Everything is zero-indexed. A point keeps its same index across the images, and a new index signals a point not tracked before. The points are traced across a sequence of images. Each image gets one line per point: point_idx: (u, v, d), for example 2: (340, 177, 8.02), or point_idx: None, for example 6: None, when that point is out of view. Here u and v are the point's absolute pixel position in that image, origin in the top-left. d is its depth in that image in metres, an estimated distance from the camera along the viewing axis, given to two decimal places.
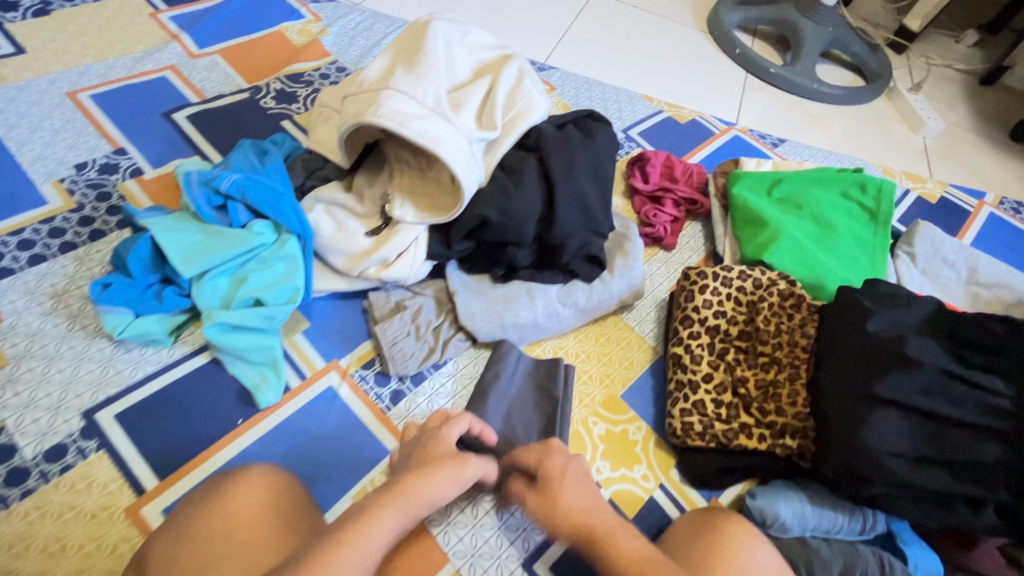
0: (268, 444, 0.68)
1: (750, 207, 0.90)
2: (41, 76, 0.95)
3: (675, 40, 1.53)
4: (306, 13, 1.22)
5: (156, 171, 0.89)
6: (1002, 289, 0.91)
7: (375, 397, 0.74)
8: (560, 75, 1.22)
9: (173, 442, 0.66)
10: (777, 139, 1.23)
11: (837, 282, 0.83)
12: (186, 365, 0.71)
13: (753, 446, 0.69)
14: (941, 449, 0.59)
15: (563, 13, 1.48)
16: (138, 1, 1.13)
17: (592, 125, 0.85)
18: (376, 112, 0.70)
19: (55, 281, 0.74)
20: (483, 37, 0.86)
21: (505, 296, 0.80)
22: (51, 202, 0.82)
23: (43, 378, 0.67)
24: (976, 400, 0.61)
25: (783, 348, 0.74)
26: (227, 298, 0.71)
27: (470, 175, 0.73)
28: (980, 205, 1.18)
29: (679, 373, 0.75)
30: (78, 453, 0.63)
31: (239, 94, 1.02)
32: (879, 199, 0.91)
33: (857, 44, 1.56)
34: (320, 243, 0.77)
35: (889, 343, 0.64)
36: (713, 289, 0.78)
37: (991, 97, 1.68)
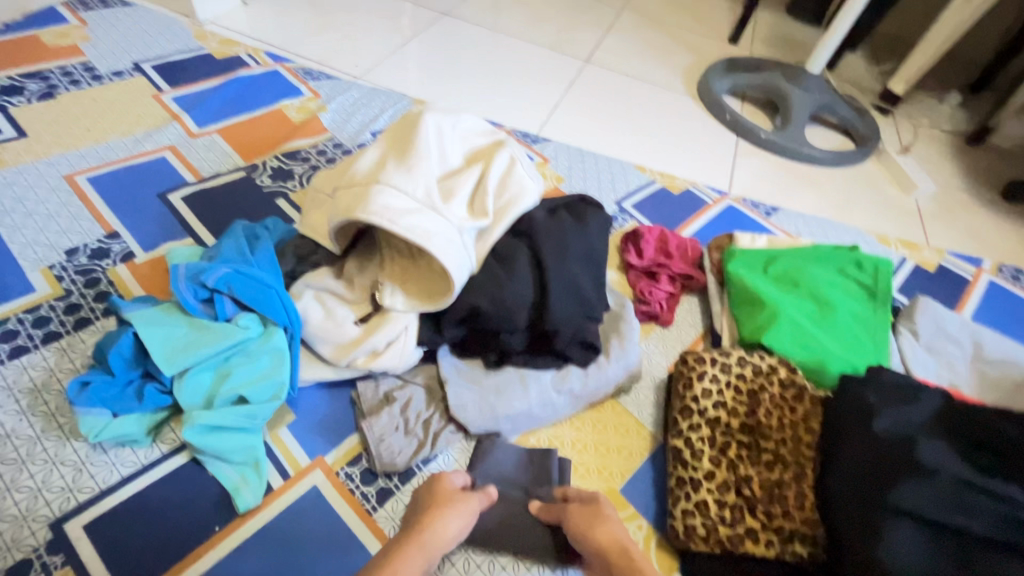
0: (246, 555, 0.64)
1: (748, 285, 0.89)
2: (41, 160, 0.97)
3: (666, 107, 1.57)
4: (305, 90, 1.25)
5: (148, 254, 0.88)
6: (1009, 366, 0.88)
7: (360, 497, 0.70)
8: (553, 147, 1.24)
9: (143, 555, 0.62)
10: (770, 207, 1.24)
11: (840, 366, 0.81)
12: (163, 466, 0.68)
13: (760, 552, 0.65)
14: (963, 568, 0.56)
15: (556, 84, 1.53)
16: (143, 83, 1.16)
17: (585, 209, 0.86)
18: (366, 209, 0.71)
19: (35, 375, 0.72)
20: (476, 122, 0.87)
21: (497, 384, 0.77)
22: (39, 289, 0.81)
23: (13, 484, 0.64)
24: (996, 511, 0.57)
25: (786, 444, 0.71)
26: (209, 394, 0.69)
27: (461, 267, 0.72)
28: (979, 273, 1.17)
29: (679, 468, 0.71)
30: (42, 571, 0.59)
31: (235, 173, 1.03)
32: (876, 276, 0.92)
33: (844, 109, 1.60)
34: (308, 332, 0.76)
35: (897, 446, 0.62)
36: (712, 376, 0.76)
37: (979, 156, 1.70)
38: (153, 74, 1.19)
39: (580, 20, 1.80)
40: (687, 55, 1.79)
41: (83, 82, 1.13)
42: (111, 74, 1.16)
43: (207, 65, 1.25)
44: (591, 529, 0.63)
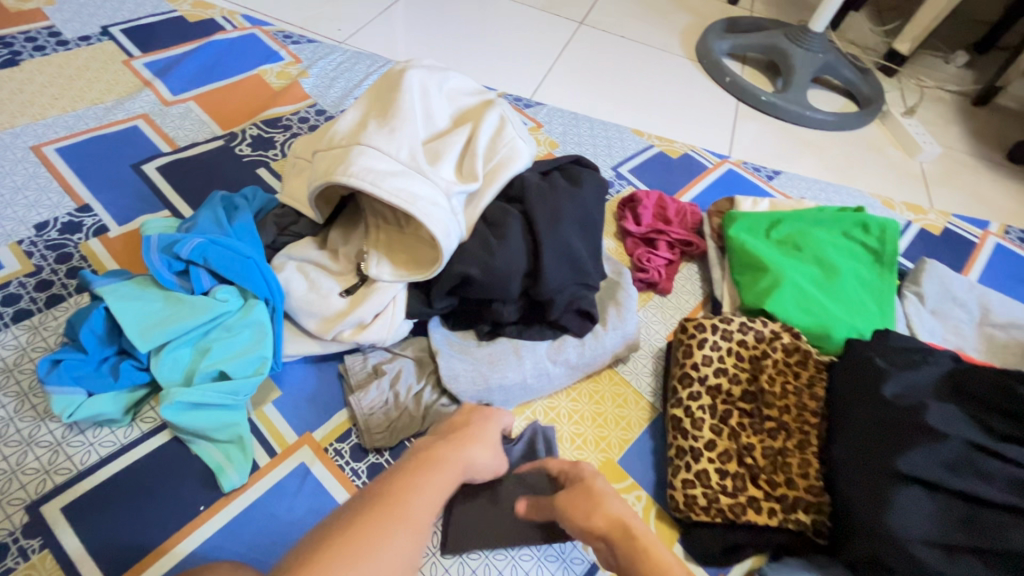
0: (234, 534, 0.62)
1: (749, 250, 0.86)
2: (5, 130, 0.92)
3: (664, 70, 1.51)
4: (285, 55, 1.19)
5: (122, 228, 0.84)
6: (1017, 329, 0.86)
7: (351, 473, 0.68)
8: (546, 111, 1.19)
9: (125, 538, 0.60)
10: (772, 171, 1.20)
11: (844, 331, 0.78)
12: (144, 446, 0.66)
13: (763, 522, 0.63)
14: (977, 536, 0.53)
15: (549, 46, 1.46)
16: (112, 48, 1.10)
17: (579, 173, 0.81)
18: (346, 171, 0.66)
19: (5, 354, 0.69)
20: (463, 82, 0.82)
21: (490, 356, 0.75)
22: (7, 265, 0.77)
23: None
24: (1008, 476, 0.56)
25: (790, 412, 0.69)
26: (189, 371, 0.66)
27: (449, 233, 0.68)
28: (985, 235, 1.14)
29: (679, 438, 0.69)
30: (19, 555, 0.57)
31: (213, 142, 0.98)
32: (883, 239, 0.88)
33: (849, 69, 1.54)
34: (291, 305, 0.72)
35: (907, 412, 0.59)
36: (713, 343, 0.73)
37: (985, 117, 1.66)
38: (122, 39, 1.12)
39: None
40: (685, 15, 1.71)
41: (49, 48, 1.06)
42: (77, 39, 1.10)
43: (181, 29, 1.18)
44: (588, 514, 0.55)
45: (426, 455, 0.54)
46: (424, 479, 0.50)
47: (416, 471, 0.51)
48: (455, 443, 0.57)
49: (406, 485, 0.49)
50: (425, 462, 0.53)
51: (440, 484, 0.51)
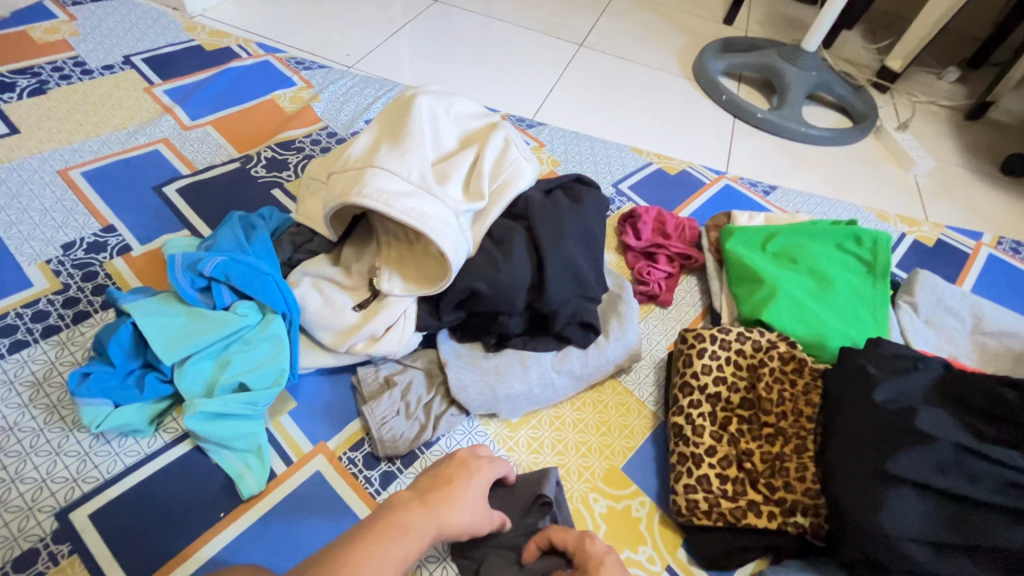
0: (252, 539, 0.64)
1: (746, 262, 0.89)
2: (34, 155, 0.97)
3: (661, 89, 1.56)
4: (298, 80, 1.24)
5: (144, 247, 0.88)
6: (1010, 337, 0.88)
7: (364, 480, 0.71)
8: (548, 131, 1.24)
9: (149, 544, 0.62)
10: (768, 186, 1.24)
11: (839, 340, 0.80)
12: (166, 455, 0.68)
13: (763, 525, 0.65)
14: (965, 535, 0.55)
15: (551, 69, 1.51)
16: (134, 77, 1.15)
17: (581, 191, 0.85)
18: (360, 192, 0.70)
19: (36, 368, 0.72)
20: (469, 106, 0.87)
21: (497, 366, 0.77)
22: (37, 283, 0.81)
23: (19, 475, 0.64)
24: (996, 476, 0.58)
25: (787, 418, 0.71)
26: (210, 383, 0.69)
27: (458, 249, 0.72)
28: (978, 246, 1.17)
29: (681, 445, 0.71)
30: (49, 559, 0.60)
31: (230, 164, 1.03)
32: (876, 251, 0.91)
33: (842, 87, 1.58)
34: (307, 319, 0.76)
35: (899, 416, 0.62)
36: (712, 352, 0.76)
37: (978, 131, 1.69)
38: (144, 68, 1.18)
39: (573, 3, 1.78)
40: (681, 36, 1.77)
41: (75, 78, 1.12)
42: (101, 68, 1.15)
43: (198, 57, 1.24)
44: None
45: (396, 520, 0.51)
46: (380, 551, 0.48)
47: (378, 541, 0.48)
48: (429, 508, 0.54)
49: (359, 561, 0.46)
50: (391, 527, 0.50)
51: (397, 556, 0.48)
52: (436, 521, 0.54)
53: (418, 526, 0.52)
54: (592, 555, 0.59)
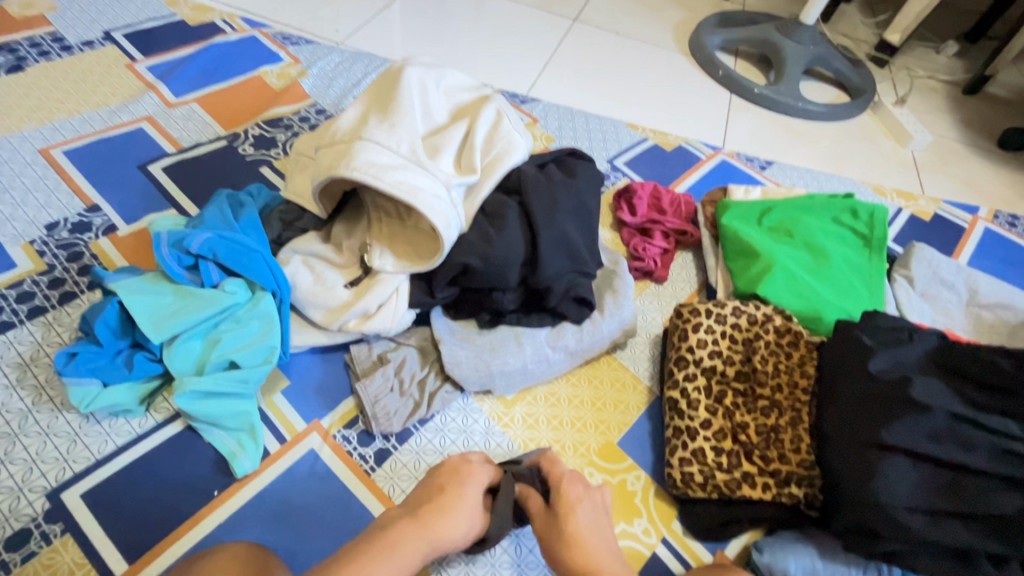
0: (247, 516, 0.64)
1: (741, 238, 0.88)
2: (14, 134, 0.94)
3: (657, 64, 1.53)
4: (284, 56, 1.21)
5: (130, 227, 0.86)
6: (1004, 310, 0.89)
7: (359, 458, 0.70)
8: (542, 107, 1.21)
9: (143, 524, 0.62)
10: (764, 161, 1.22)
11: (834, 313, 0.80)
12: (158, 435, 0.68)
13: (757, 496, 0.65)
14: (957, 501, 0.55)
15: (544, 44, 1.48)
16: (115, 53, 1.12)
17: (574, 164, 0.84)
18: (348, 165, 0.69)
19: (22, 350, 0.71)
20: (460, 78, 0.85)
21: (491, 343, 0.77)
22: (21, 264, 0.79)
23: (7, 457, 0.63)
24: (990, 444, 0.57)
25: (782, 390, 0.71)
26: (200, 362, 0.68)
27: (449, 224, 0.70)
28: (975, 220, 1.16)
29: (676, 419, 0.71)
30: (42, 539, 0.59)
31: (216, 142, 1.01)
32: (872, 224, 0.90)
33: (840, 61, 1.56)
34: (297, 297, 0.75)
35: (895, 385, 0.61)
36: (707, 327, 0.75)
37: (976, 105, 1.68)
38: (125, 43, 1.14)
39: None
40: (677, 10, 1.74)
41: (53, 53, 1.09)
42: (81, 44, 1.12)
43: (182, 32, 1.20)
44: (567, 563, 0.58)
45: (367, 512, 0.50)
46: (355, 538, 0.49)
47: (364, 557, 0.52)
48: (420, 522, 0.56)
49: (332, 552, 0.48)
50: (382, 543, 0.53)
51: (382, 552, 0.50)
52: (429, 534, 0.55)
53: (406, 540, 0.54)
54: (565, 502, 0.62)
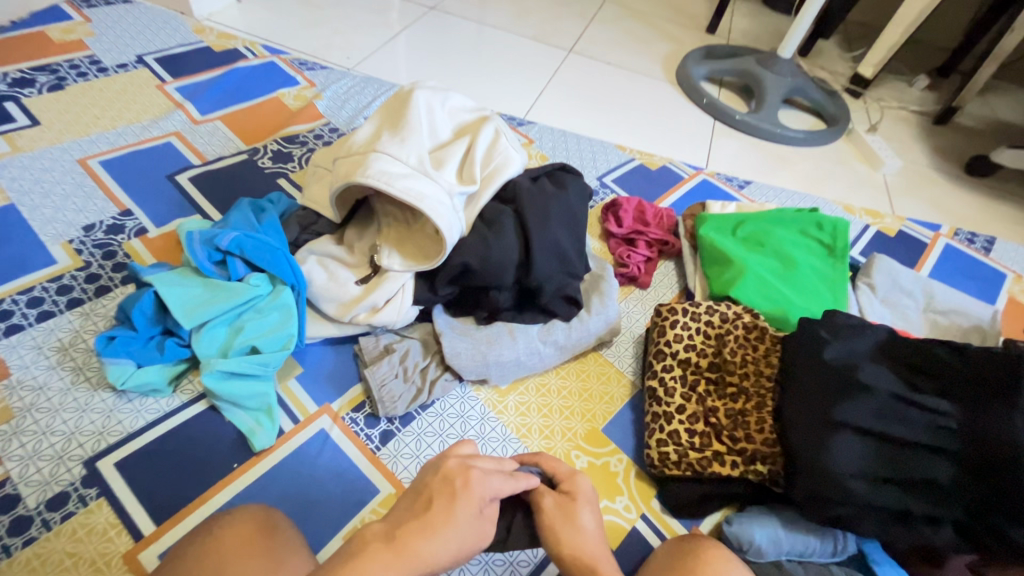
0: (264, 485, 0.71)
1: (716, 246, 0.97)
2: (54, 145, 1.03)
3: (646, 92, 1.65)
4: (301, 80, 1.32)
5: (160, 230, 0.95)
6: (958, 315, 0.97)
7: (365, 438, 0.77)
8: (537, 129, 1.32)
9: (170, 490, 0.68)
10: (743, 181, 1.32)
11: (799, 313, 0.88)
12: (184, 413, 0.75)
13: (726, 472, 0.72)
14: (896, 469, 0.63)
15: (540, 73, 1.60)
16: (146, 75, 1.22)
17: (565, 177, 0.93)
18: (364, 173, 0.78)
19: (62, 336, 0.79)
20: (463, 101, 0.94)
21: (488, 336, 0.84)
22: (60, 261, 0.87)
23: (48, 429, 0.70)
24: (927, 421, 0.65)
25: (749, 378, 0.78)
26: (224, 346, 0.76)
27: (451, 227, 0.79)
28: (937, 237, 1.26)
29: (655, 405, 0.79)
30: (79, 501, 0.66)
31: (238, 156, 1.10)
32: (835, 235, 0.99)
33: (815, 91, 1.68)
34: (313, 292, 0.82)
35: (844, 370, 0.69)
36: (683, 324, 0.83)
37: (946, 134, 1.79)
38: (156, 66, 1.25)
39: (563, 12, 1.88)
40: (665, 43, 1.87)
41: (90, 74, 1.19)
42: (116, 66, 1.22)
43: (207, 57, 1.31)
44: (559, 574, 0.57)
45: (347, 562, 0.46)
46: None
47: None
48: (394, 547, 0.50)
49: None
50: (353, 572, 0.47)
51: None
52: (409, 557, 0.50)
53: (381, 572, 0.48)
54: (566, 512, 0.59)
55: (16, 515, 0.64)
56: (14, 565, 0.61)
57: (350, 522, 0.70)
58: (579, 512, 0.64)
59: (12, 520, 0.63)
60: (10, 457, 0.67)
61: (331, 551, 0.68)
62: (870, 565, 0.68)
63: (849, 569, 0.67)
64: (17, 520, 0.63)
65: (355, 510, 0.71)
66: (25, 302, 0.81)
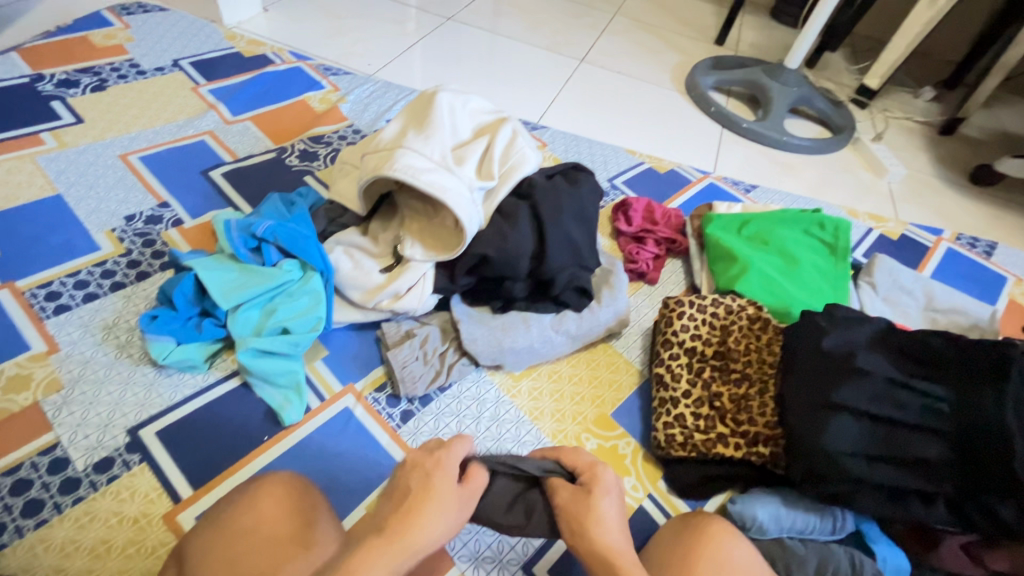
0: (292, 457, 0.76)
1: (722, 244, 1.01)
2: (97, 142, 1.10)
3: (655, 101, 1.70)
4: (326, 84, 1.39)
5: (195, 221, 1.00)
6: (958, 314, 1.00)
7: (387, 416, 0.82)
8: (550, 134, 1.37)
9: (206, 458, 0.73)
10: (749, 185, 1.37)
11: (801, 307, 0.92)
12: (219, 389, 0.80)
13: (729, 453, 0.76)
14: (891, 448, 0.67)
15: (553, 81, 1.66)
16: (181, 78, 1.29)
17: (578, 176, 0.98)
18: (391, 168, 0.83)
19: (106, 315, 0.84)
20: (482, 103, 1.00)
21: (503, 324, 0.89)
22: (104, 247, 0.93)
23: (95, 399, 0.75)
24: (920, 404, 0.69)
25: (752, 365, 0.82)
26: (258, 327, 0.81)
27: (471, 219, 0.84)
28: (938, 241, 1.29)
29: (662, 391, 0.83)
30: (123, 466, 0.71)
31: (268, 154, 1.16)
32: (837, 235, 1.03)
33: (821, 101, 1.72)
34: (340, 280, 0.87)
35: (843, 357, 0.72)
36: (690, 315, 0.87)
37: (951, 144, 1.82)
38: (190, 70, 1.32)
39: (575, 24, 1.94)
40: (674, 54, 1.93)
41: (130, 77, 1.26)
42: (153, 69, 1.29)
43: (238, 62, 1.38)
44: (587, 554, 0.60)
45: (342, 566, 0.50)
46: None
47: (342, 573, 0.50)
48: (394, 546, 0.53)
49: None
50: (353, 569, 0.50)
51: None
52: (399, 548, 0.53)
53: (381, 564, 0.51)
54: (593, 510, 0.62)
55: (65, 476, 0.69)
56: (65, 521, 0.66)
57: (373, 492, 0.75)
58: (597, 504, 0.63)
59: (62, 481, 0.68)
60: (61, 423, 0.73)
61: (355, 519, 0.72)
62: (867, 543, 0.71)
63: (848, 546, 0.70)
64: (66, 481, 0.68)
65: (377, 482, 0.75)
66: (72, 285, 0.87)
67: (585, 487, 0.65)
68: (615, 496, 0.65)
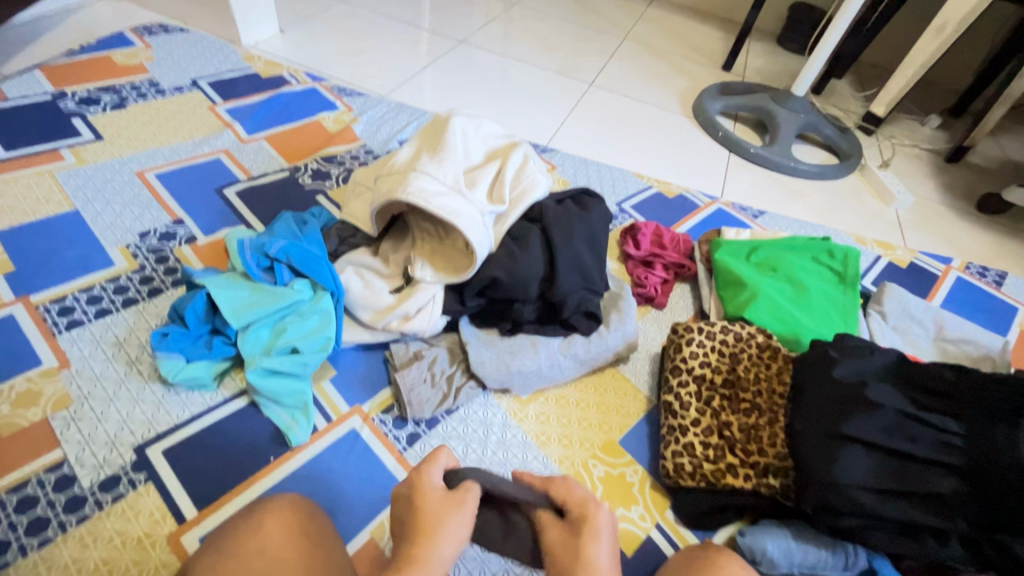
0: (298, 477, 0.75)
1: (730, 269, 1.01)
2: (116, 158, 1.12)
3: (663, 125, 1.72)
4: (340, 105, 1.41)
5: (208, 238, 1.02)
6: (969, 344, 0.99)
7: (393, 438, 0.81)
8: (560, 156, 1.39)
9: (212, 478, 0.73)
10: (757, 211, 1.37)
11: (811, 336, 0.92)
12: (226, 408, 0.80)
13: (739, 484, 0.75)
14: (903, 482, 0.66)
15: (562, 104, 1.68)
16: (200, 97, 1.32)
17: (588, 201, 0.98)
18: (405, 191, 0.84)
19: (118, 331, 0.85)
20: (494, 127, 1.01)
21: (511, 347, 0.89)
22: (117, 263, 0.94)
23: (103, 416, 0.76)
24: (933, 438, 0.68)
25: (762, 395, 0.82)
26: (267, 346, 0.81)
27: (482, 242, 0.84)
28: (948, 270, 1.29)
29: (670, 418, 0.82)
30: (129, 484, 0.71)
31: (281, 173, 1.18)
32: (846, 263, 1.03)
33: (828, 127, 1.74)
34: (350, 300, 0.88)
35: (854, 388, 0.72)
36: (699, 342, 0.87)
37: (958, 172, 1.83)
38: (208, 89, 1.35)
39: (585, 48, 1.98)
40: (682, 79, 1.95)
41: (149, 95, 1.29)
42: (172, 88, 1.32)
43: (255, 82, 1.41)
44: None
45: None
46: None
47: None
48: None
49: None
50: None
51: None
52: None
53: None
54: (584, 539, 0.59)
55: (72, 494, 0.69)
56: (68, 540, 0.65)
57: (377, 517, 0.74)
58: (587, 547, 0.59)
59: (68, 499, 0.68)
60: (68, 440, 0.73)
61: (359, 544, 0.71)
62: None
63: None
64: (72, 499, 0.68)
65: (381, 506, 0.75)
66: (85, 300, 0.88)
67: (576, 528, 0.61)
68: (607, 541, 0.61)
